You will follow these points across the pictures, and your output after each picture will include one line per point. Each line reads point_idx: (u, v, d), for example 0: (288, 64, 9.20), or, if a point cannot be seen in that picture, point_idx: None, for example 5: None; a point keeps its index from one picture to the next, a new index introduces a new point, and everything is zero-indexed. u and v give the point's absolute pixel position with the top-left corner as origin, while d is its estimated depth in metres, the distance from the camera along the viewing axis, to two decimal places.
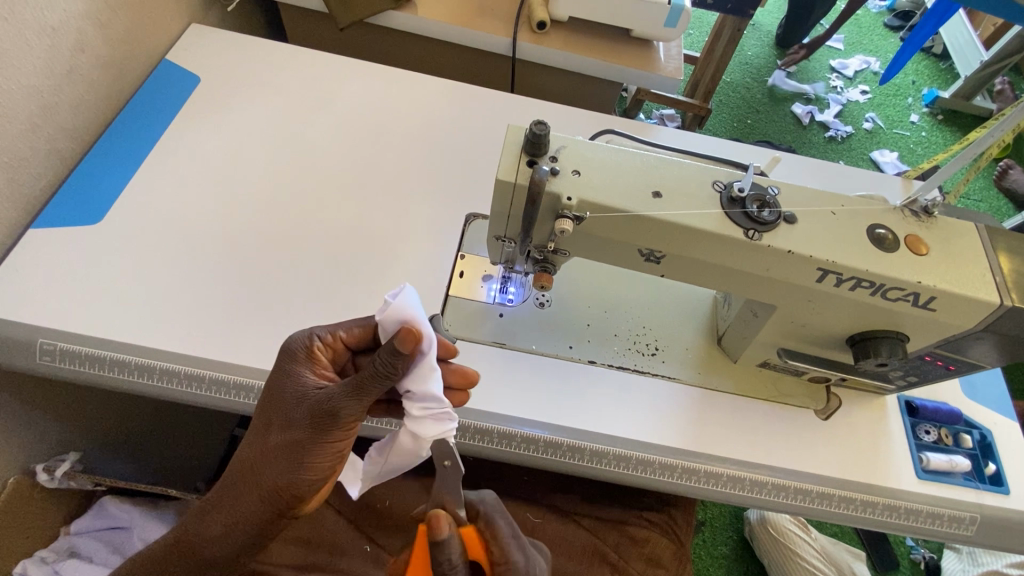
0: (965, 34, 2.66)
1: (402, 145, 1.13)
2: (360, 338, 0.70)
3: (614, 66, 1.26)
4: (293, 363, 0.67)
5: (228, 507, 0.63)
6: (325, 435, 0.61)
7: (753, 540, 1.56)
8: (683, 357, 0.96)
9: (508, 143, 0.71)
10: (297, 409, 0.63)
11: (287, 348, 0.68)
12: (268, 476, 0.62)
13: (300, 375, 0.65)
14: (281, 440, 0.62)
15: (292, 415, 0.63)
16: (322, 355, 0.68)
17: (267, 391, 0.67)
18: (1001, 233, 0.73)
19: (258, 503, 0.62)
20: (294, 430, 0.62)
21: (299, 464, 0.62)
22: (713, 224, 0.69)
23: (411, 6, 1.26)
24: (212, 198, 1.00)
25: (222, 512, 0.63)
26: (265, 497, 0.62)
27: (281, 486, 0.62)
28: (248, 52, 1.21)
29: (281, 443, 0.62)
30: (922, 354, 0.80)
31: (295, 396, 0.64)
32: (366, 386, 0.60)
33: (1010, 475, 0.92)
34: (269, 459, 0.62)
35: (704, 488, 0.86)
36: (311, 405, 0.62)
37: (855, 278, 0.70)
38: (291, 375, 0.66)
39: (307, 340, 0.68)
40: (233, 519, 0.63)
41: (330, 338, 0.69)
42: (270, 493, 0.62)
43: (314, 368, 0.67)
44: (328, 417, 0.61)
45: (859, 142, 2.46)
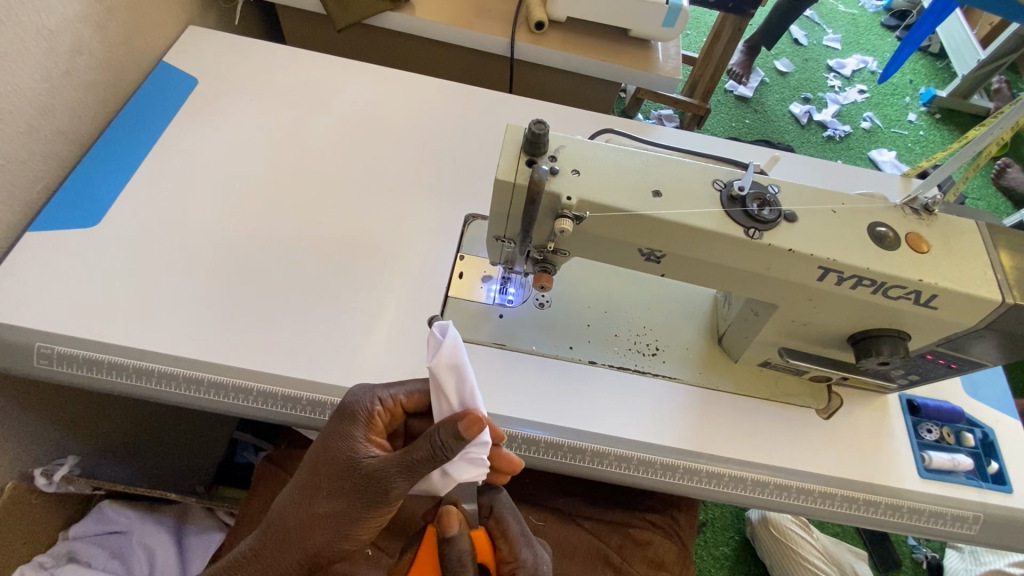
0: (962, 33, 2.67)
1: (401, 146, 1.13)
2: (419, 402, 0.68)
3: (613, 66, 1.26)
4: (350, 427, 0.64)
5: (269, 562, 0.63)
6: (375, 507, 0.61)
7: (754, 540, 1.55)
8: (684, 357, 0.96)
9: (507, 143, 0.71)
10: (349, 482, 0.61)
11: (343, 407, 0.66)
12: (312, 541, 0.62)
13: (355, 441, 0.63)
14: (328, 508, 0.61)
15: (342, 484, 0.61)
16: (379, 420, 0.66)
17: (319, 449, 0.65)
18: (1002, 230, 0.73)
19: (298, 559, 0.63)
20: (342, 499, 0.61)
21: (341, 533, 0.62)
22: (713, 223, 0.69)
23: (409, 7, 1.26)
24: (210, 200, 1.00)
25: (262, 566, 0.63)
26: (307, 557, 0.62)
27: (322, 551, 0.62)
28: (246, 54, 1.21)
29: (327, 509, 0.61)
30: (924, 353, 0.79)
31: (349, 465, 0.62)
32: (421, 471, 0.59)
33: (1013, 473, 0.92)
34: (313, 523, 0.62)
35: (707, 488, 0.86)
36: (365, 480, 0.60)
37: (856, 276, 0.69)
38: (344, 439, 0.63)
39: (368, 403, 0.66)
40: (274, 573, 0.63)
41: (389, 402, 0.67)
42: (309, 555, 0.62)
43: (371, 435, 0.64)
44: (378, 494, 0.60)
45: (858, 141, 2.46)
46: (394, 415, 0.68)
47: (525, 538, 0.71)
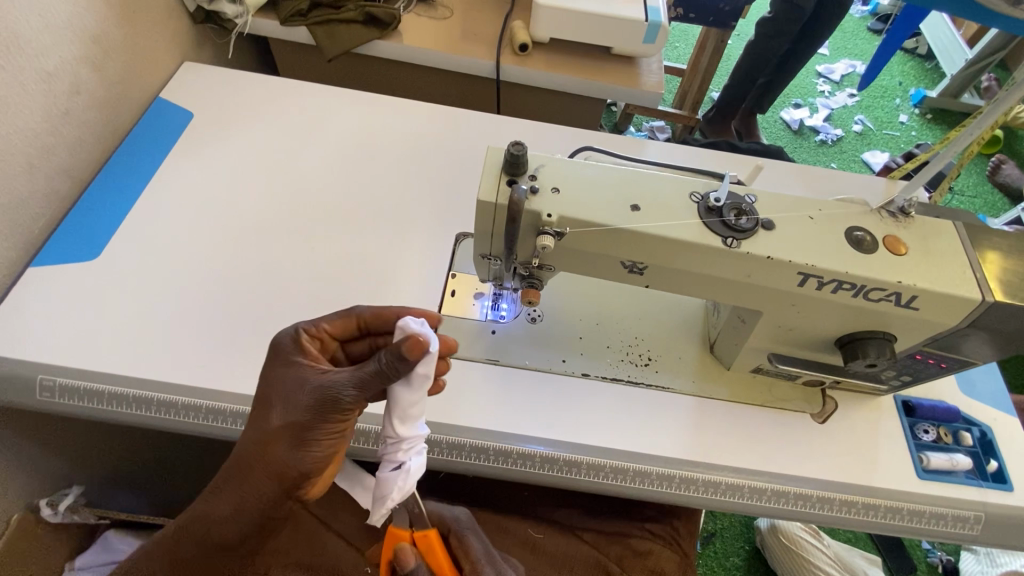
0: (948, 34, 2.70)
1: (392, 169, 1.15)
2: (344, 330, 0.72)
3: (597, 84, 1.29)
4: (289, 359, 0.66)
5: (231, 497, 0.62)
6: (328, 417, 0.61)
7: (764, 549, 1.54)
8: (677, 366, 0.96)
9: (488, 165, 0.73)
10: (301, 397, 0.62)
11: (273, 345, 0.68)
12: (270, 465, 0.61)
13: (298, 367, 0.65)
14: (284, 423, 0.62)
15: (294, 400, 0.62)
16: (311, 346, 0.69)
17: (265, 383, 0.66)
18: (980, 230, 0.74)
19: (265, 487, 0.62)
20: (294, 414, 0.62)
21: (304, 445, 0.62)
22: (691, 234, 0.70)
23: (396, 35, 1.30)
24: (205, 229, 1.02)
25: (224, 500, 0.62)
26: (270, 481, 0.62)
27: (286, 471, 0.62)
28: (240, 86, 1.25)
29: (283, 425, 0.62)
30: (913, 353, 0.80)
31: (296, 384, 0.63)
32: (369, 379, 0.60)
33: (1014, 471, 0.92)
34: (272, 439, 0.61)
35: (703, 496, 0.86)
36: (317, 391, 0.61)
37: (837, 281, 0.70)
38: (287, 365, 0.65)
39: (293, 334, 0.69)
40: (236, 506, 0.62)
41: (315, 330, 0.70)
42: (279, 475, 0.62)
43: (308, 358, 0.67)
44: (334, 401, 0.61)
45: (849, 144, 2.48)
46: (325, 345, 0.71)
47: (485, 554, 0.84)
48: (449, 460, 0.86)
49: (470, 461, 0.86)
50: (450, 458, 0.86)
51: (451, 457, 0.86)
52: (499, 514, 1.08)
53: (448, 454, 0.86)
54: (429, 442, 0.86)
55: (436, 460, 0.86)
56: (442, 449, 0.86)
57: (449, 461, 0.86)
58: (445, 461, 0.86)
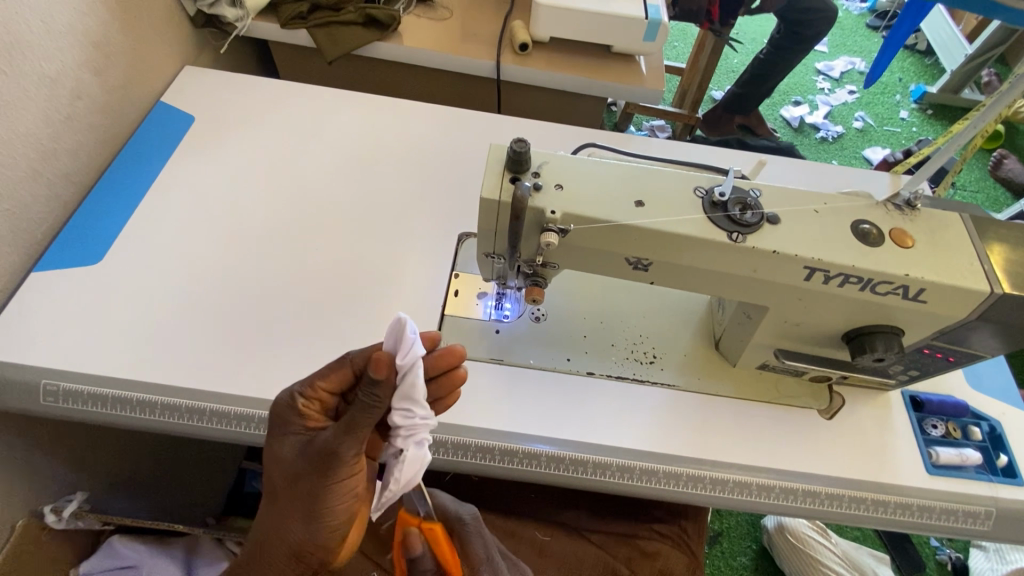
0: (948, 29, 2.69)
1: (393, 170, 1.15)
2: (342, 383, 0.65)
3: (598, 82, 1.29)
4: (286, 422, 0.65)
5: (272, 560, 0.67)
6: (331, 476, 0.61)
7: (772, 548, 1.53)
8: (682, 364, 0.96)
9: (491, 162, 0.73)
10: (297, 467, 0.62)
11: (274, 408, 0.66)
12: (296, 531, 0.65)
13: (292, 432, 0.65)
14: (292, 496, 0.63)
15: (292, 472, 0.63)
16: (310, 409, 0.65)
17: (268, 452, 0.67)
18: (987, 222, 0.74)
19: (297, 551, 0.66)
20: (300, 483, 0.62)
21: (317, 516, 0.64)
22: (696, 229, 0.70)
23: (396, 37, 1.30)
24: (208, 232, 1.02)
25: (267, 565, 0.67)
26: (301, 545, 0.65)
27: (312, 536, 0.65)
28: (241, 89, 1.25)
29: (292, 497, 0.64)
30: (921, 347, 0.79)
31: (291, 453, 0.64)
32: (356, 421, 0.58)
33: None
34: (287, 515, 0.64)
35: (711, 495, 0.85)
36: (308, 459, 0.61)
37: (843, 274, 0.70)
38: (287, 434, 0.65)
39: (290, 398, 0.65)
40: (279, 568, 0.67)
41: (311, 391, 0.64)
42: (308, 539, 0.65)
43: (305, 421, 0.65)
44: (326, 464, 0.60)
45: (851, 141, 2.48)
46: (325, 402, 0.66)
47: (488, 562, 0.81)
48: (455, 459, 0.85)
49: (476, 461, 0.85)
50: (456, 458, 0.85)
51: (456, 457, 0.85)
52: (505, 515, 1.07)
53: (453, 454, 0.85)
54: (434, 443, 0.86)
55: (442, 459, 0.85)
56: (447, 449, 0.85)
57: (454, 461, 0.85)
58: (451, 461, 0.85)
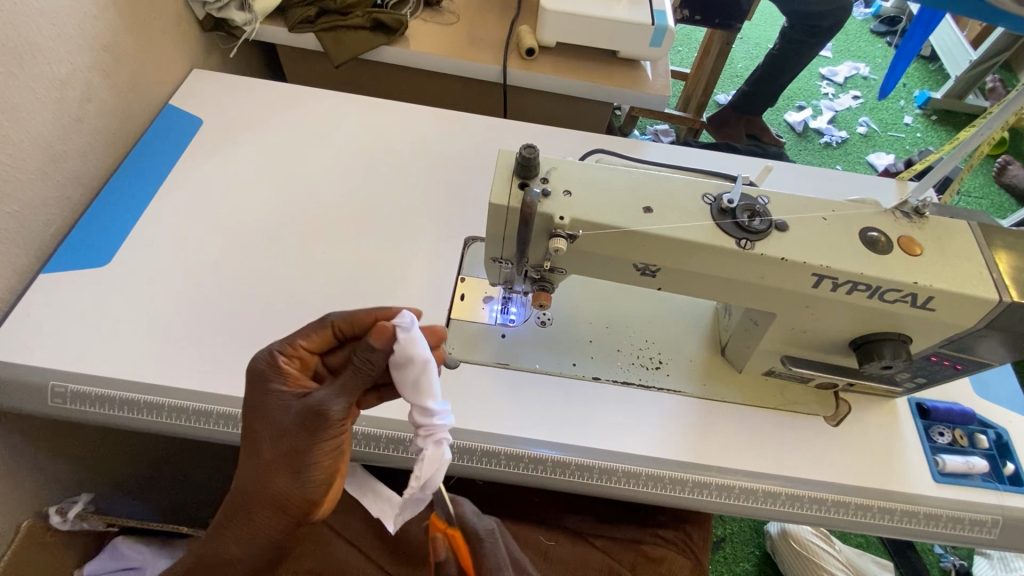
0: (952, 35, 2.69)
1: (400, 174, 1.16)
2: (323, 344, 0.68)
3: (604, 87, 1.29)
4: (266, 380, 0.65)
5: (244, 527, 0.64)
6: (318, 434, 0.61)
7: (775, 554, 1.52)
8: (688, 370, 0.96)
9: (500, 168, 0.73)
10: (286, 423, 0.62)
11: (251, 368, 0.66)
12: (275, 493, 0.62)
13: (277, 388, 0.64)
14: (279, 454, 0.62)
15: (281, 428, 0.62)
16: (291, 367, 0.66)
17: (247, 410, 0.66)
18: (996, 230, 0.73)
19: (274, 516, 0.63)
20: (285, 439, 0.62)
21: (304, 471, 0.62)
22: (704, 235, 0.70)
23: (403, 41, 1.31)
24: (215, 234, 1.03)
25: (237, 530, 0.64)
26: (280, 507, 0.63)
27: (290, 498, 0.62)
28: (248, 92, 1.25)
29: (278, 455, 0.62)
30: (928, 355, 0.79)
31: (279, 410, 0.63)
32: (351, 379, 0.60)
33: None
34: (270, 469, 0.62)
35: (717, 501, 0.85)
36: (300, 415, 0.61)
37: (851, 282, 0.70)
38: (268, 390, 0.64)
39: (269, 356, 0.66)
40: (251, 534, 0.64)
41: (292, 349, 0.66)
42: (286, 503, 0.63)
43: (289, 380, 0.65)
44: (318, 420, 0.60)
45: (855, 146, 2.48)
46: (306, 361, 0.68)
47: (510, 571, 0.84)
48: (460, 463, 0.85)
49: (481, 466, 0.85)
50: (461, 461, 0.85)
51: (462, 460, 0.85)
52: (509, 519, 1.07)
53: (459, 458, 0.85)
54: None
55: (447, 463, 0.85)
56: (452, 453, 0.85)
57: (460, 465, 0.85)
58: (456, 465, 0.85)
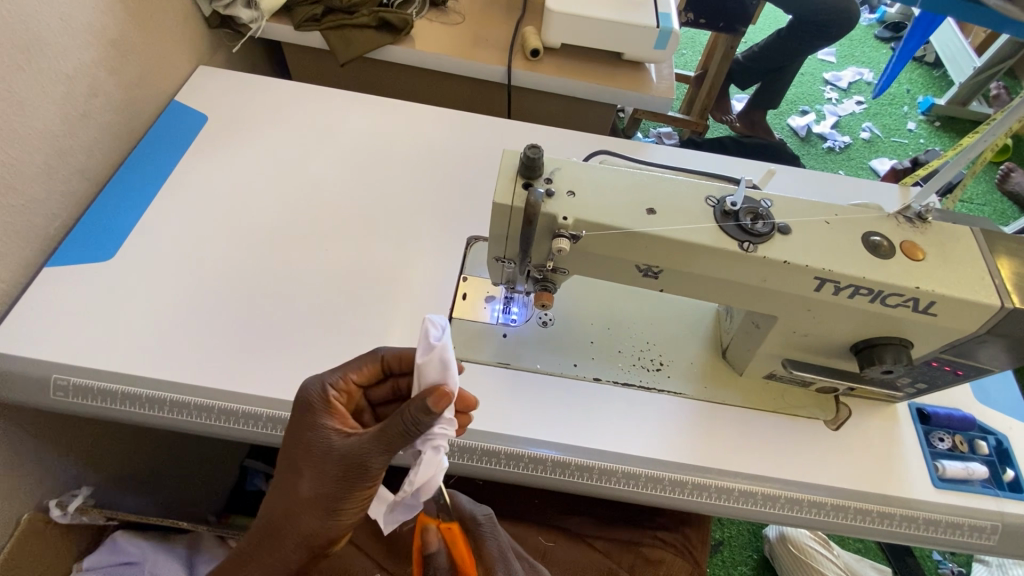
0: (957, 41, 2.69)
1: (403, 173, 1.16)
2: (369, 378, 0.69)
3: (608, 88, 1.29)
4: (312, 415, 0.64)
5: (265, 555, 0.64)
6: (357, 484, 0.61)
7: (773, 558, 1.52)
8: (688, 372, 0.96)
9: (504, 167, 0.73)
10: (327, 465, 0.61)
11: (300, 395, 0.66)
12: (302, 530, 0.63)
13: (323, 425, 0.63)
14: (313, 495, 0.62)
15: (320, 470, 0.62)
16: (338, 402, 0.66)
17: (289, 438, 0.65)
18: (998, 236, 0.74)
19: (296, 550, 0.63)
20: (324, 483, 0.61)
21: (333, 513, 0.62)
22: (707, 237, 0.70)
23: (409, 40, 1.31)
24: (219, 231, 1.03)
25: (258, 559, 0.64)
26: (303, 543, 0.63)
27: (317, 536, 0.63)
28: (253, 89, 1.26)
29: (312, 497, 0.62)
30: (929, 360, 0.79)
31: (322, 449, 0.62)
32: (391, 434, 0.59)
33: None
34: (302, 507, 0.62)
35: (716, 503, 0.85)
36: (341, 461, 0.61)
37: (853, 286, 0.70)
38: (313, 425, 0.63)
39: (320, 389, 0.66)
40: (271, 565, 0.64)
41: (342, 382, 0.67)
42: (310, 541, 0.63)
43: (335, 417, 0.64)
44: (358, 472, 0.60)
45: (858, 151, 2.48)
46: (351, 396, 0.68)
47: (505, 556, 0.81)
48: (458, 461, 0.86)
49: (480, 465, 0.85)
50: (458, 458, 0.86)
51: (458, 457, 0.86)
52: (508, 519, 1.07)
53: (456, 455, 0.86)
54: None
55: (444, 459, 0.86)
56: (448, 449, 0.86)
57: (457, 462, 0.86)
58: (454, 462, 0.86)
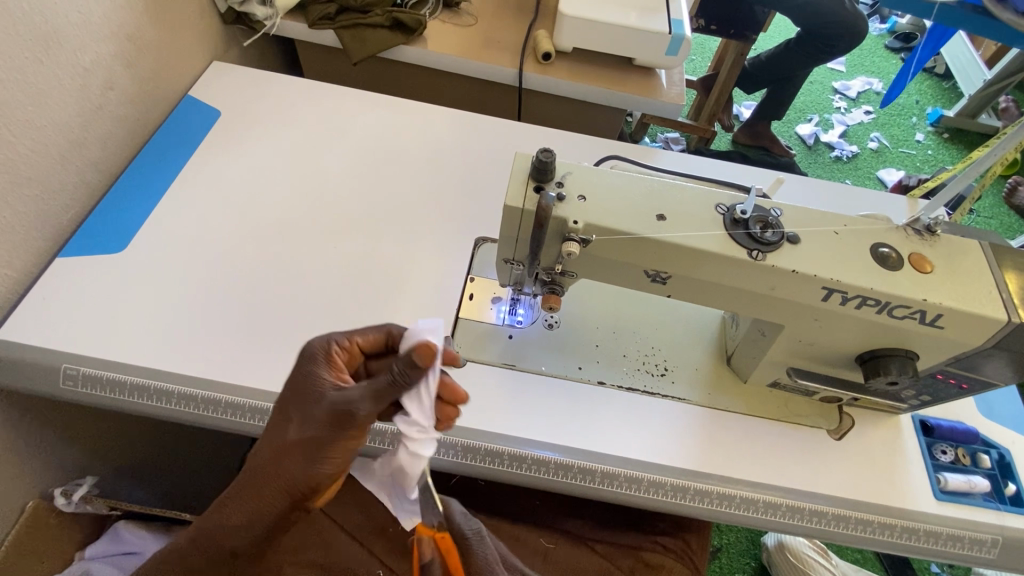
0: (967, 54, 2.69)
1: (413, 172, 1.17)
2: (376, 344, 0.69)
3: (618, 93, 1.30)
4: (312, 365, 0.66)
5: (246, 501, 0.63)
6: (343, 430, 0.61)
7: (771, 566, 1.52)
8: (693, 377, 0.96)
9: (516, 170, 0.74)
10: (318, 411, 0.62)
11: (304, 347, 0.67)
12: (284, 474, 0.62)
13: (317, 372, 0.65)
14: (300, 438, 0.62)
15: (308, 414, 0.62)
16: (338, 358, 0.67)
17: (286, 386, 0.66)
18: (1006, 251, 0.74)
19: (277, 496, 0.62)
20: (312, 427, 0.61)
21: (317, 458, 0.62)
22: (716, 245, 0.71)
23: (421, 41, 1.32)
24: (229, 225, 1.04)
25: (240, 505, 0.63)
26: (285, 488, 0.62)
27: (298, 482, 0.62)
28: (266, 86, 1.27)
29: (301, 438, 0.62)
30: (934, 372, 0.79)
31: (316, 396, 0.63)
32: (383, 389, 0.58)
33: None
34: (288, 451, 0.62)
35: (718, 510, 0.85)
36: (328, 406, 0.61)
37: (861, 297, 0.70)
38: (312, 373, 0.65)
39: (325, 343, 0.67)
40: (252, 511, 0.63)
41: (346, 341, 0.68)
42: (292, 488, 0.62)
43: (332, 369, 0.65)
44: (346, 417, 0.60)
45: (865, 161, 2.47)
46: (353, 356, 0.69)
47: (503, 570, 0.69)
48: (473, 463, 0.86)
49: (482, 464, 0.86)
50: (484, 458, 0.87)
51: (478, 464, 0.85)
52: (508, 519, 1.07)
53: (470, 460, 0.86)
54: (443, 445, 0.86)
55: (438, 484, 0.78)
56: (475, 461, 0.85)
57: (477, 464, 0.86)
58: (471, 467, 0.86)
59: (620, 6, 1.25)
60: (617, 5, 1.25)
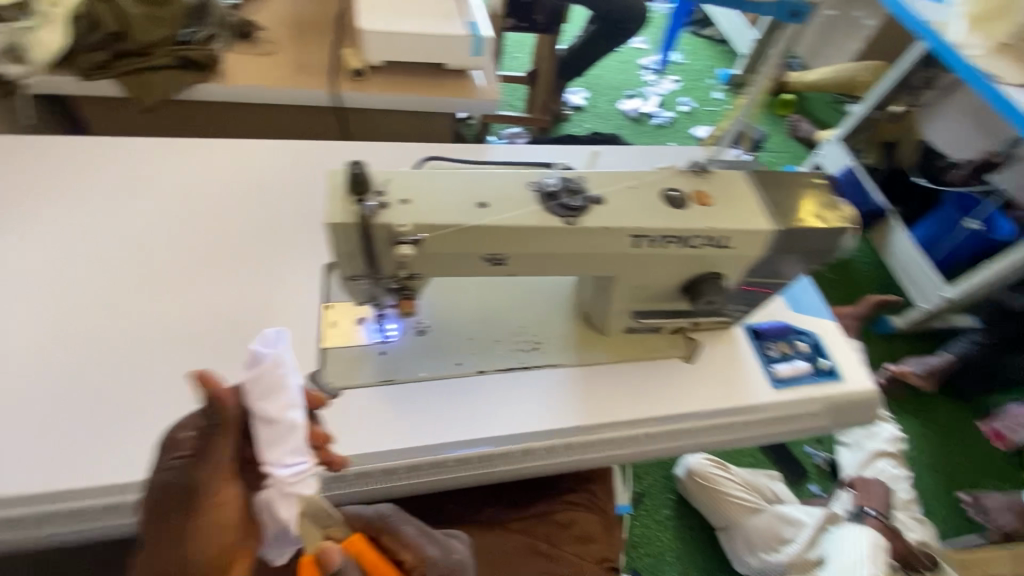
0: (735, 21, 3.17)
1: (241, 213, 1.11)
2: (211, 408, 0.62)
3: (438, 98, 1.34)
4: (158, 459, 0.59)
5: None
6: (203, 493, 0.56)
7: (685, 493, 1.67)
8: (561, 344, 1.03)
9: (333, 190, 0.74)
10: (164, 491, 0.56)
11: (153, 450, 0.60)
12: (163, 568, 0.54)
13: (161, 462, 0.58)
14: (164, 525, 0.55)
15: (162, 499, 0.56)
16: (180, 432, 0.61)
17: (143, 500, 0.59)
18: (766, 174, 0.89)
19: None
20: (166, 509, 0.56)
21: (186, 537, 0.55)
22: (535, 219, 0.77)
23: (220, 76, 1.25)
24: (30, 313, 0.91)
25: None
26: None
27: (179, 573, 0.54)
28: (42, 151, 1.12)
29: (165, 525, 0.55)
30: (741, 286, 0.94)
31: (162, 482, 0.56)
32: (220, 432, 0.56)
33: (841, 365, 1.11)
34: (155, 550, 0.55)
35: (604, 453, 0.98)
36: (178, 477, 0.56)
37: (664, 236, 0.81)
38: (158, 467, 0.58)
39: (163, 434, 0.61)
40: None
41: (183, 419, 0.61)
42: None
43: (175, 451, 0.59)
44: (201, 483, 0.56)
45: (679, 123, 2.81)
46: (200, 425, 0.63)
47: (426, 536, 0.79)
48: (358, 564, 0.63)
49: (387, 482, 0.89)
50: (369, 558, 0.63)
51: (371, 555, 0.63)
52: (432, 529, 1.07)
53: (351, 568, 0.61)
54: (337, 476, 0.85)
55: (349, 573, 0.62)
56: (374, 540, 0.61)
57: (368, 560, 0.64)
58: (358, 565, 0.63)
59: (418, 16, 1.30)
60: (415, 16, 1.30)
